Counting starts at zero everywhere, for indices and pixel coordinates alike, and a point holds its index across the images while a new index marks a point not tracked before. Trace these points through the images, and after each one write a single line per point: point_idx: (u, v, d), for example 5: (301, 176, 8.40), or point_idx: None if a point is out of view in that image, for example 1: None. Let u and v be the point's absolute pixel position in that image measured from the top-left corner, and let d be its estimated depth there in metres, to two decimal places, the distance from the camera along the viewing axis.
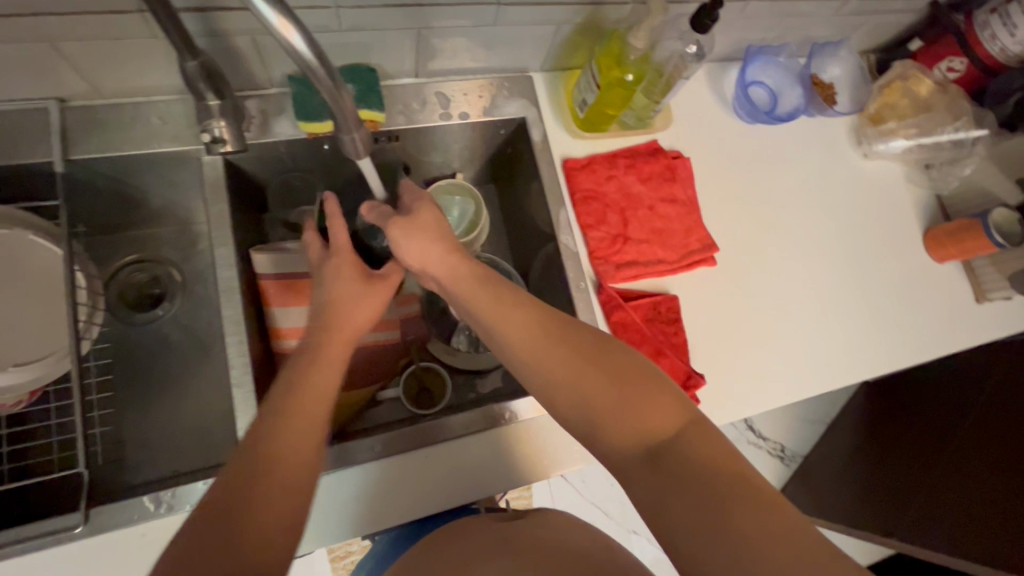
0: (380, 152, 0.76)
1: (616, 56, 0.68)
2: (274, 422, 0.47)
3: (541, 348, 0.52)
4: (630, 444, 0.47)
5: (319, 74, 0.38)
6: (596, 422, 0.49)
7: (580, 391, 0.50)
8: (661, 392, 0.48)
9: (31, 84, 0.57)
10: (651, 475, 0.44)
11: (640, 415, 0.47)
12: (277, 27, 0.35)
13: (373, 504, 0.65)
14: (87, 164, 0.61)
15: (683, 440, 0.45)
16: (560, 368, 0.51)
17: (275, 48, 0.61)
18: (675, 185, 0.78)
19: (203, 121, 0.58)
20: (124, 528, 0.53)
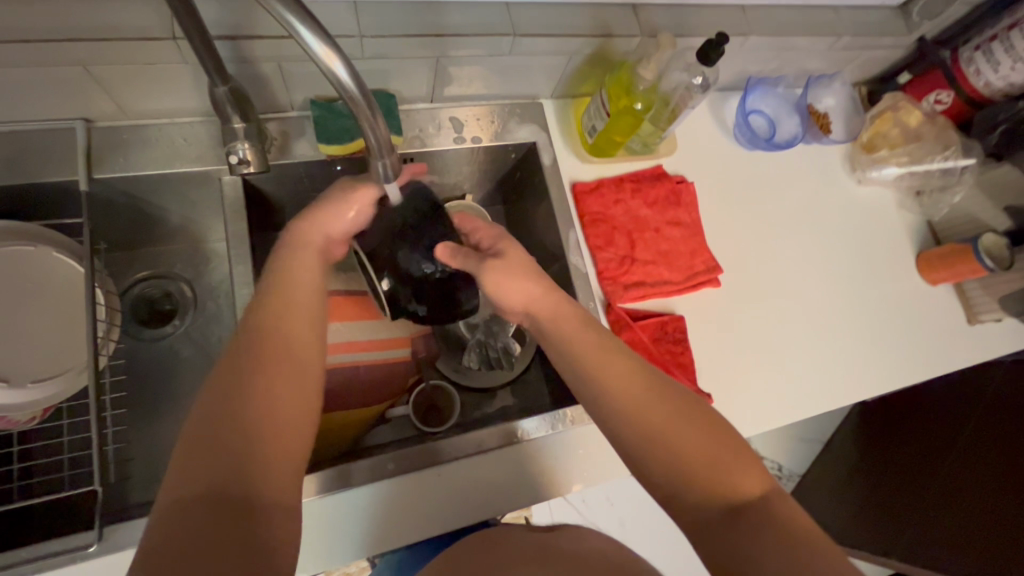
0: None
1: (625, 86, 0.71)
2: (264, 329, 0.51)
3: (636, 395, 0.53)
4: (712, 496, 0.48)
5: (358, 101, 0.40)
6: (680, 472, 0.49)
7: (666, 438, 0.51)
8: (742, 455, 0.50)
9: (59, 105, 0.59)
10: (731, 529, 0.46)
11: (727, 472, 0.49)
12: (322, 56, 0.37)
13: (385, 522, 0.65)
14: (110, 183, 0.62)
15: (768, 506, 0.47)
16: (653, 414, 0.52)
17: (300, 75, 0.63)
18: (679, 209, 0.80)
19: (229, 143, 0.60)
20: (137, 547, 0.53)
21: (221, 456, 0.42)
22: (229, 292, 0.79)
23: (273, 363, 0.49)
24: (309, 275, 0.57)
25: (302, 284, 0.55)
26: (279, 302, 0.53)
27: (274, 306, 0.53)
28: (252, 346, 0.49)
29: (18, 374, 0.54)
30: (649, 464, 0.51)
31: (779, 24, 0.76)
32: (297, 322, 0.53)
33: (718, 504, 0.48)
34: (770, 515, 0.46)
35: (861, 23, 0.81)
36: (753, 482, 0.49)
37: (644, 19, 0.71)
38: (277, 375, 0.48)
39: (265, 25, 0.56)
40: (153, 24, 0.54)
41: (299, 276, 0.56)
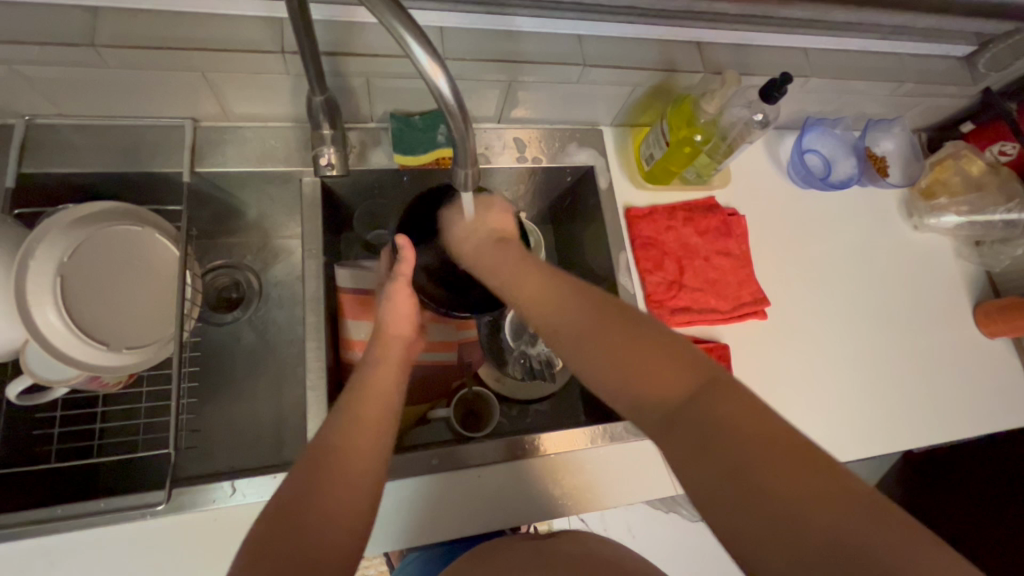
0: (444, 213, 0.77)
1: (686, 117, 0.74)
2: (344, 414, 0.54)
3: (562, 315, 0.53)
4: (647, 398, 0.47)
5: (452, 111, 0.44)
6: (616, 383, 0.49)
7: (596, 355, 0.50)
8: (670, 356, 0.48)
9: (175, 104, 0.66)
10: (675, 440, 0.44)
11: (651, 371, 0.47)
12: (428, 70, 0.41)
13: (420, 517, 0.67)
14: (207, 177, 0.69)
15: (701, 399, 0.44)
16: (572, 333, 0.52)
17: (384, 90, 0.68)
18: (730, 240, 0.82)
19: (316, 148, 0.65)
20: (200, 509, 0.57)
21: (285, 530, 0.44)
22: (292, 285, 0.85)
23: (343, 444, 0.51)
24: (386, 369, 0.60)
25: (382, 376, 0.59)
26: (362, 394, 0.56)
27: (356, 395, 0.55)
28: (339, 426, 0.52)
29: (116, 340, 0.59)
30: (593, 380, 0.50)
31: (841, 68, 0.78)
32: (374, 411, 0.55)
33: (658, 407, 0.46)
34: (701, 407, 0.44)
35: (925, 71, 0.82)
36: (687, 376, 0.46)
37: (708, 57, 0.74)
38: (346, 459, 0.50)
39: (362, 45, 0.62)
40: (265, 38, 0.60)
41: (379, 372, 0.59)
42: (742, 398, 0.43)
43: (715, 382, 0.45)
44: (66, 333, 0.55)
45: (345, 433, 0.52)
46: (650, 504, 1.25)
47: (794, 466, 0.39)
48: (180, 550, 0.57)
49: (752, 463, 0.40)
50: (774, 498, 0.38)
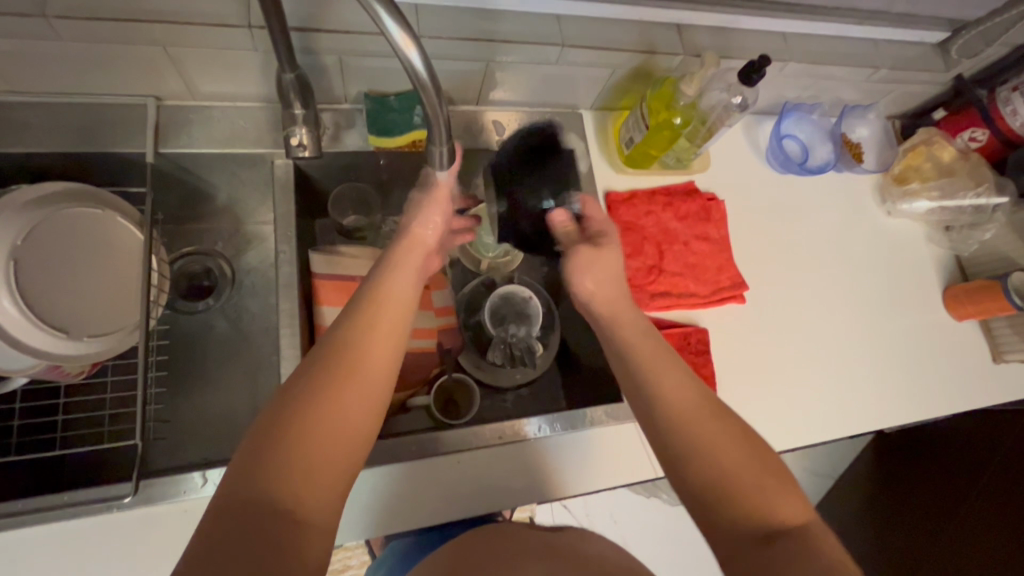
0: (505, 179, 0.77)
1: (666, 100, 0.73)
2: (351, 329, 0.51)
3: (678, 398, 0.54)
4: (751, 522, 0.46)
5: (427, 87, 0.43)
6: (725, 495, 0.48)
7: (703, 450, 0.50)
8: (782, 486, 0.48)
9: (135, 80, 0.63)
10: (764, 558, 0.44)
11: (770, 504, 0.47)
12: (400, 43, 0.39)
13: (399, 504, 0.67)
14: (172, 157, 0.66)
15: (803, 535, 0.45)
16: (681, 406, 0.53)
17: (358, 69, 0.66)
18: (709, 225, 0.82)
19: (287, 128, 0.63)
20: (170, 501, 0.55)
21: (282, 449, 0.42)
22: (266, 272, 0.82)
23: (350, 369, 0.47)
24: (400, 280, 0.58)
25: (397, 291, 0.56)
26: (379, 306, 0.54)
27: (373, 305, 0.53)
28: (347, 338, 0.50)
29: (77, 327, 0.56)
30: (688, 479, 0.50)
31: (818, 53, 0.79)
32: (385, 332, 0.52)
33: (754, 529, 0.46)
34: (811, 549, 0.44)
35: (899, 57, 0.83)
36: (797, 518, 0.47)
37: (688, 39, 0.74)
38: (352, 383, 0.47)
39: (333, 21, 0.60)
40: (230, 12, 0.57)
41: (394, 284, 0.57)
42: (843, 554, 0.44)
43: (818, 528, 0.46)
44: (23, 321, 0.53)
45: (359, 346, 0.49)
46: (633, 490, 1.27)
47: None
48: (149, 543, 0.55)
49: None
50: None
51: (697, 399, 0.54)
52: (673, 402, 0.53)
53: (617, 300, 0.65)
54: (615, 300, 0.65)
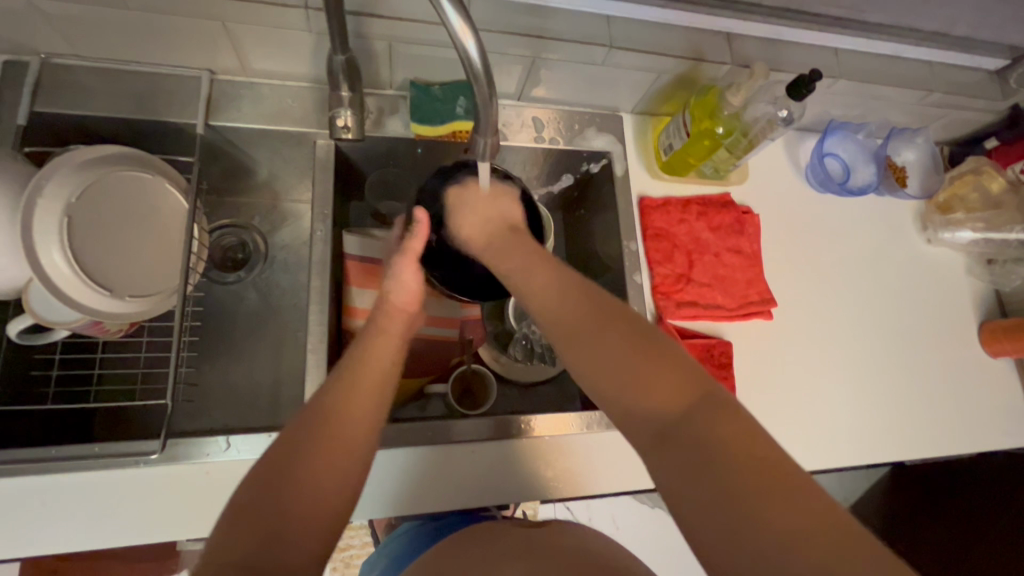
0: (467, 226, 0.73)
1: (710, 109, 0.72)
2: (333, 397, 0.50)
3: (560, 305, 0.52)
4: (653, 420, 0.44)
5: (479, 76, 0.43)
6: (620, 393, 0.47)
7: (590, 352, 0.49)
8: (672, 365, 0.46)
9: (192, 53, 0.65)
10: (661, 448, 0.43)
11: (665, 393, 0.45)
12: (458, 31, 0.40)
13: (410, 488, 0.67)
14: (221, 131, 0.68)
15: (695, 411, 0.43)
16: (568, 315, 0.52)
17: (406, 57, 0.67)
18: (742, 238, 0.81)
19: (333, 109, 0.64)
20: (194, 461, 0.57)
21: (257, 527, 0.41)
22: (298, 250, 0.84)
23: (333, 426, 0.47)
24: (386, 341, 0.58)
25: (380, 349, 0.56)
26: (360, 362, 0.54)
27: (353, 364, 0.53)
28: (327, 398, 0.50)
29: (120, 286, 0.58)
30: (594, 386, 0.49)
31: (869, 72, 0.77)
32: (368, 390, 0.52)
33: (650, 418, 0.45)
34: (702, 427, 0.42)
35: (953, 83, 0.81)
36: (688, 392, 0.44)
37: (737, 49, 0.73)
38: (333, 443, 0.47)
39: (387, 7, 0.61)
40: None
41: (378, 344, 0.57)
42: (741, 415, 0.42)
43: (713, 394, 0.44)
44: (73, 277, 0.55)
45: (342, 407, 0.49)
46: (635, 497, 1.26)
47: (809, 498, 0.37)
48: (169, 500, 0.57)
49: (758, 503, 0.37)
50: (761, 516, 0.37)
51: (579, 298, 0.52)
52: (555, 309, 0.52)
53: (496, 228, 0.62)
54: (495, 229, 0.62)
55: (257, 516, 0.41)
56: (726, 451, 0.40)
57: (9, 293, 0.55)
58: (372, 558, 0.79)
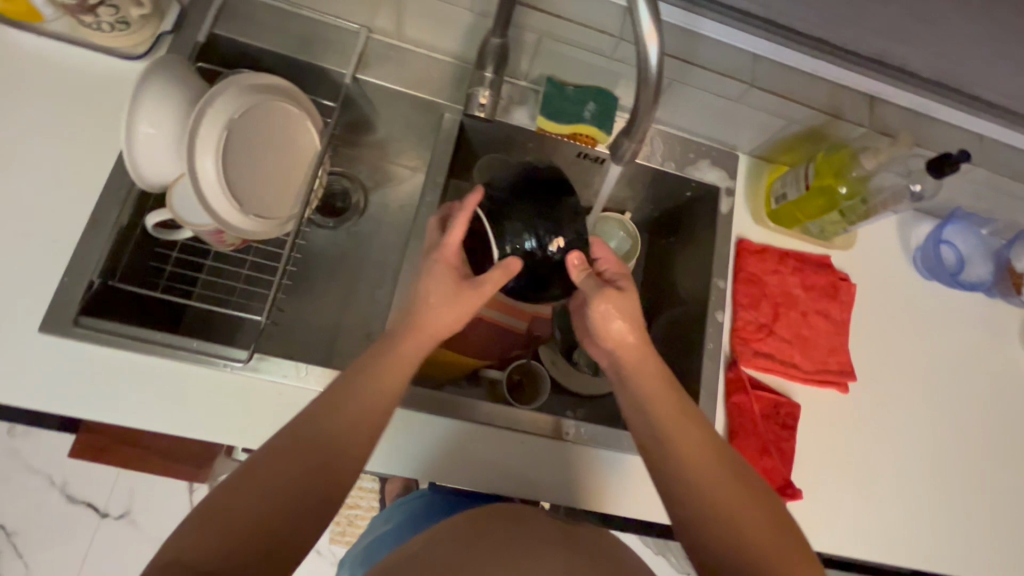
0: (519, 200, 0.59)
1: (840, 168, 0.71)
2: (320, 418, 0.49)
3: (667, 416, 0.55)
4: (729, 542, 0.49)
5: (649, 81, 0.44)
6: (703, 516, 0.51)
7: (687, 470, 0.52)
8: (758, 508, 0.50)
9: (359, 10, 0.70)
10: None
11: (742, 519, 0.50)
12: (645, 36, 0.42)
13: (449, 457, 0.69)
14: (363, 85, 0.72)
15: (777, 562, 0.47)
16: (675, 426, 0.55)
17: (551, 54, 0.70)
18: (834, 304, 0.78)
19: (473, 87, 0.66)
20: (271, 379, 0.61)
21: (211, 530, 0.42)
22: (394, 213, 0.87)
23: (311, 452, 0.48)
24: (393, 364, 0.55)
25: (383, 374, 0.54)
26: (355, 383, 0.52)
27: (348, 383, 0.52)
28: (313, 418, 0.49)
29: (250, 204, 0.62)
30: (676, 498, 0.52)
31: None
32: (355, 418, 0.51)
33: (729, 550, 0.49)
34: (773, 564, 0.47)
35: None
36: (770, 538, 0.49)
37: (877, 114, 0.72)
38: (305, 466, 0.47)
39: None
40: None
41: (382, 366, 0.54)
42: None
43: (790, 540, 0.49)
44: (217, 186, 0.58)
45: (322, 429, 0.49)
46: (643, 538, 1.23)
47: None
48: (238, 408, 0.60)
49: None
50: None
51: (683, 412, 0.56)
52: (664, 417, 0.55)
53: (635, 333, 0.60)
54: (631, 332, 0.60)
55: (216, 516, 0.43)
56: None
57: (155, 188, 0.60)
58: (389, 507, 0.82)
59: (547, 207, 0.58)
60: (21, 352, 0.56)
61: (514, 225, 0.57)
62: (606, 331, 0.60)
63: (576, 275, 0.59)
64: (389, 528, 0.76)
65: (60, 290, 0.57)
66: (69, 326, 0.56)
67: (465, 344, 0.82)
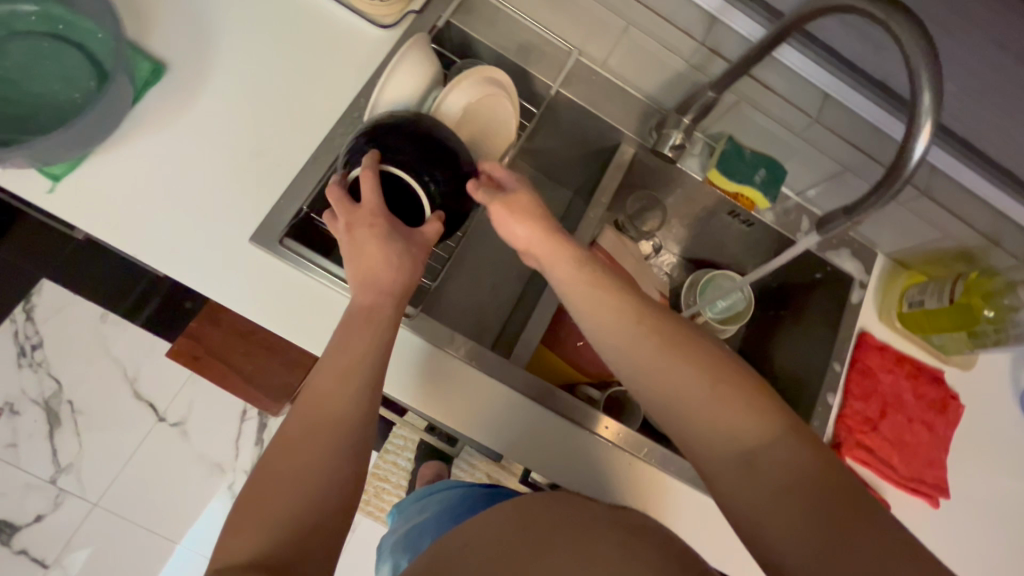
0: (402, 136, 0.59)
1: (986, 291, 0.76)
2: (313, 394, 0.51)
3: (634, 343, 0.53)
4: (728, 447, 0.47)
5: (903, 171, 0.50)
6: (700, 433, 0.49)
7: (671, 392, 0.50)
8: (742, 397, 0.48)
9: (580, 34, 0.76)
10: (748, 484, 0.46)
11: (732, 420, 0.48)
12: (920, 131, 0.48)
13: (537, 446, 0.68)
14: (560, 97, 0.77)
15: (777, 450, 0.46)
16: (644, 352, 0.52)
17: (744, 117, 0.76)
18: (940, 417, 0.79)
19: (667, 129, 0.74)
20: (428, 339, 0.66)
21: (252, 515, 0.45)
22: None
23: (315, 425, 0.49)
24: (366, 327, 0.54)
25: (357, 337, 0.53)
26: (334, 355, 0.52)
27: (327, 359, 0.52)
28: (308, 395, 0.51)
29: None
30: (668, 424, 0.51)
31: None
32: (336, 376, 0.51)
33: (734, 454, 0.47)
34: (777, 458, 0.45)
35: None
36: (763, 429, 0.47)
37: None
38: (310, 440, 0.49)
39: None
40: None
41: (353, 333, 0.54)
42: (812, 453, 0.46)
43: (778, 421, 0.47)
44: None
45: (318, 402, 0.50)
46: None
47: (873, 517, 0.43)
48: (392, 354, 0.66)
49: (841, 529, 0.42)
50: (846, 544, 0.41)
51: (647, 330, 0.53)
52: (632, 344, 0.53)
53: (575, 253, 0.58)
54: (573, 255, 0.58)
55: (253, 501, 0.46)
56: (805, 484, 0.44)
57: None
58: (423, 497, 0.83)
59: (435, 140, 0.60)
60: (228, 255, 0.61)
61: (424, 168, 0.59)
62: (520, 238, 0.61)
63: (478, 193, 0.61)
64: (427, 513, 0.77)
65: (274, 210, 0.62)
66: (275, 243, 0.62)
67: (577, 353, 0.82)
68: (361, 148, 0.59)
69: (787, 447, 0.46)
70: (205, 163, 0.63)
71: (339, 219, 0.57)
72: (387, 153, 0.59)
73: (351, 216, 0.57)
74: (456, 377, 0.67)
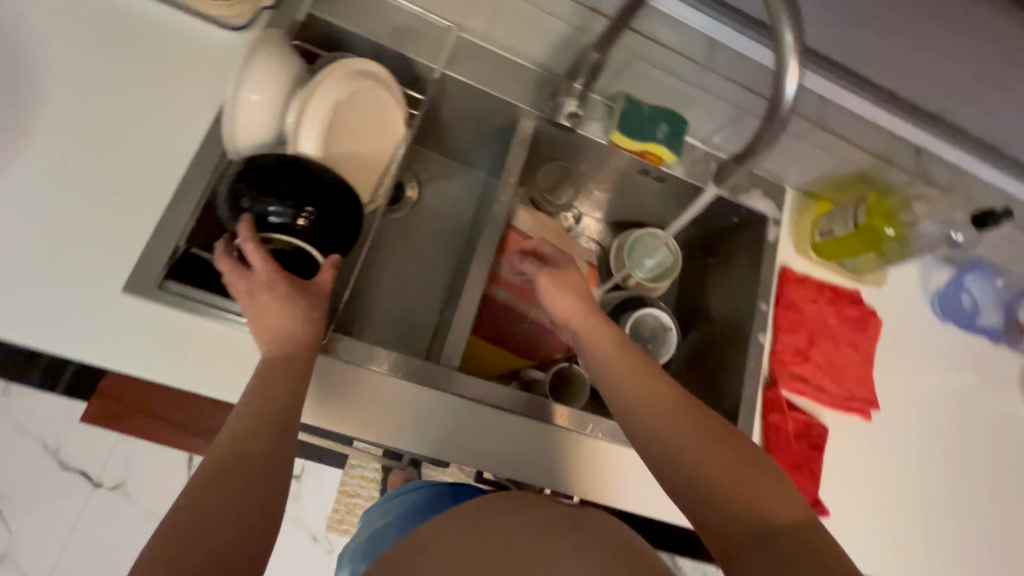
0: (264, 182, 0.54)
1: (886, 211, 0.81)
2: (232, 439, 0.47)
3: (648, 399, 0.55)
4: (731, 508, 0.49)
5: (783, 110, 0.50)
6: (704, 491, 0.50)
7: (677, 448, 0.52)
8: (743, 461, 0.51)
9: (455, 9, 0.72)
10: (756, 548, 0.47)
11: (737, 485, 0.50)
12: (791, 66, 0.47)
13: (482, 444, 0.65)
14: (447, 79, 0.73)
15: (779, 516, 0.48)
16: (655, 407, 0.55)
17: (636, 73, 0.75)
18: (862, 335, 0.83)
19: (561, 97, 0.72)
20: (346, 359, 0.62)
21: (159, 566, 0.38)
22: (449, 208, 0.87)
23: (233, 469, 0.45)
24: (283, 369, 0.51)
25: (276, 381, 0.51)
26: (256, 401, 0.49)
27: (250, 407, 0.49)
28: (225, 440, 0.47)
29: None
30: (673, 480, 0.52)
31: None
32: (256, 419, 0.48)
33: (737, 517, 0.49)
34: (777, 521, 0.48)
35: None
36: (764, 494, 0.49)
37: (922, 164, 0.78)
38: (227, 483, 0.44)
39: None
40: None
41: (275, 376, 0.51)
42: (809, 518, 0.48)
43: (777, 483, 0.50)
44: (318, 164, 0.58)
45: (237, 442, 0.47)
46: None
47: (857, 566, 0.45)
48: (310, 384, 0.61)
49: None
50: None
51: (661, 391, 0.56)
52: (645, 401, 0.55)
53: (597, 320, 0.64)
54: (595, 321, 0.64)
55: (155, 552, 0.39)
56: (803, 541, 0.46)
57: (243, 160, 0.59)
58: (385, 500, 0.79)
59: (304, 177, 0.56)
60: (97, 311, 0.54)
61: (300, 202, 0.56)
62: (555, 303, 0.67)
63: None
64: (385, 520, 0.73)
65: (144, 253, 0.56)
66: (154, 290, 0.56)
67: (515, 340, 0.80)
68: (228, 211, 0.55)
69: (787, 514, 0.48)
70: (52, 214, 0.55)
71: (237, 287, 0.53)
72: (257, 206, 0.54)
73: (252, 286, 0.53)
74: (378, 393, 0.62)
